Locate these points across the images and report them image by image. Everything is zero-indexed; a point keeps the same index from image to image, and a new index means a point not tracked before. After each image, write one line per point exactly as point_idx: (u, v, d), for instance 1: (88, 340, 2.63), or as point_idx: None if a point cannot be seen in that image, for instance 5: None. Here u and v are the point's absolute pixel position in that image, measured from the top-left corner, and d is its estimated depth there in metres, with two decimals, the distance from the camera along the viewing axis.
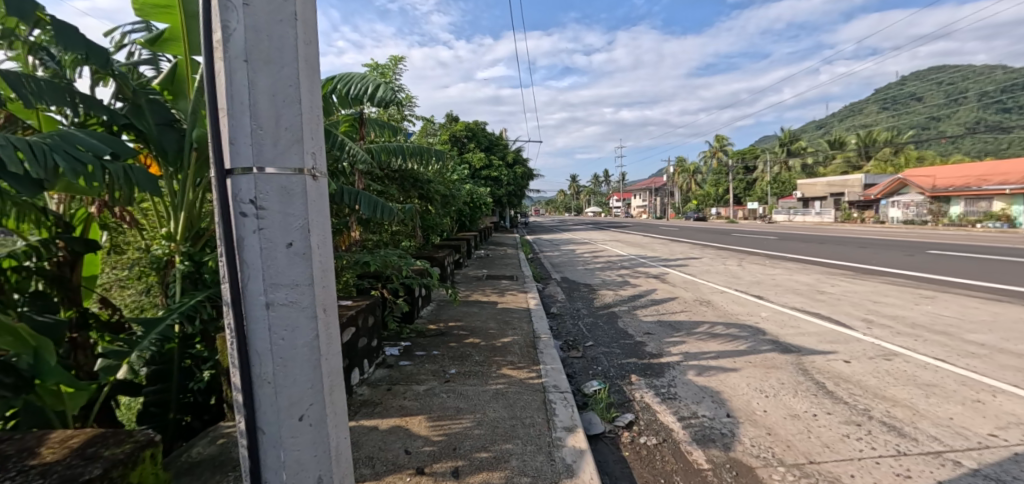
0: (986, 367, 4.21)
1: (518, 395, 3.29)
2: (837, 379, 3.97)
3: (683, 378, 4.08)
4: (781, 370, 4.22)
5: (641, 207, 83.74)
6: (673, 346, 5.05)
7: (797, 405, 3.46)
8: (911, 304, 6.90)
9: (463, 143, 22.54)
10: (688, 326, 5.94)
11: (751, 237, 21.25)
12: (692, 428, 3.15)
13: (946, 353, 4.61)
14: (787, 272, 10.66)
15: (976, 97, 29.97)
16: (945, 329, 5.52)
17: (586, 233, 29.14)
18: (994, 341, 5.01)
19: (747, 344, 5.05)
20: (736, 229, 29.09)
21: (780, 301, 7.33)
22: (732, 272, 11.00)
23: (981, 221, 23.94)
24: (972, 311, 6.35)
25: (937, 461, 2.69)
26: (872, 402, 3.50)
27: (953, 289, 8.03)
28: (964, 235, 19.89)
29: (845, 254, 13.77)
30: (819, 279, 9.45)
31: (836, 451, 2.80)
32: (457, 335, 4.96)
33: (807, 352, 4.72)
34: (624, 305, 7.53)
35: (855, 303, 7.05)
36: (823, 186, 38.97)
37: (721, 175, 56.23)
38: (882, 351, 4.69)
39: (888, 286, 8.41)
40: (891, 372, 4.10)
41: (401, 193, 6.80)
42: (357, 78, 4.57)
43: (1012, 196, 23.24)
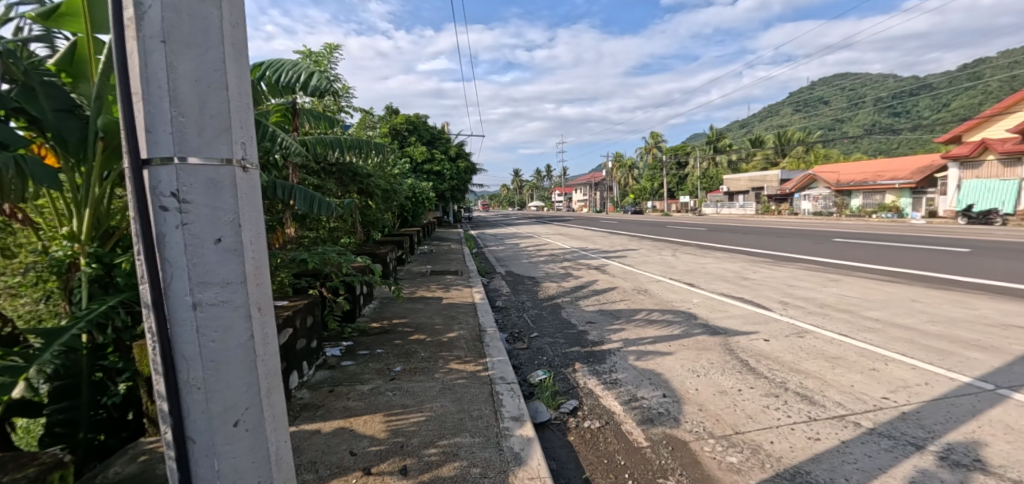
0: (880, 340, 4.76)
1: (466, 389, 3.29)
2: (759, 357, 4.32)
3: (624, 363, 4.27)
4: (711, 351, 4.52)
5: (582, 201, 86.39)
6: (614, 334, 5.26)
7: (725, 382, 3.73)
8: (820, 286, 7.66)
9: (404, 136, 22.03)
10: (627, 314, 6.22)
11: (684, 229, 22.53)
12: (633, 410, 3.31)
13: (848, 329, 5.16)
14: (716, 260, 11.44)
15: (873, 101, 33.52)
16: (848, 308, 6.17)
17: (530, 228, 29.52)
18: (887, 316, 5.68)
19: (681, 328, 5.37)
20: (670, 221, 30.77)
21: (710, 287, 7.86)
22: (667, 261, 11.62)
23: (876, 212, 27.15)
24: (869, 291, 7.16)
25: (841, 423, 3.02)
26: (788, 375, 3.84)
27: (854, 272, 8.98)
28: (864, 224, 22.37)
29: (765, 243, 14.99)
30: (743, 266, 10.23)
31: (759, 421, 3.06)
32: (402, 332, 4.86)
33: (733, 333, 5.10)
34: (567, 296, 7.73)
35: (774, 287, 7.70)
36: (746, 181, 42.03)
37: (655, 170, 59.01)
38: (796, 330, 5.17)
39: (802, 271, 9.28)
40: (803, 348, 4.53)
41: (340, 187, 6.54)
42: (288, 65, 4.33)
43: (900, 190, 26.91)
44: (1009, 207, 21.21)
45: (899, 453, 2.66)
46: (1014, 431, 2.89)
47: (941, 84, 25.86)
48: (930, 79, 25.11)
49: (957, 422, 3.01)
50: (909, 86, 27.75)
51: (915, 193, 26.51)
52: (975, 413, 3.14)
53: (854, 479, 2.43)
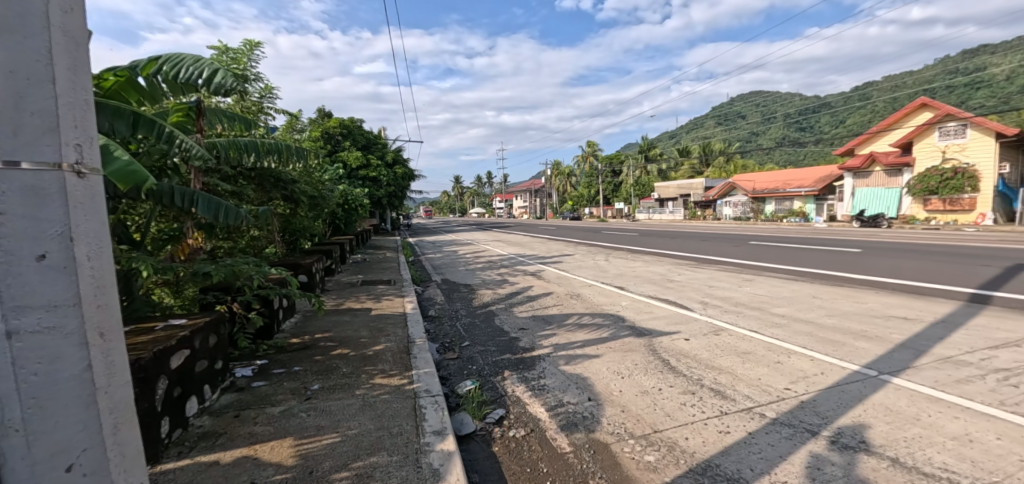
0: (785, 334, 5.18)
1: (387, 404, 3.16)
2: (679, 356, 4.53)
3: (552, 369, 4.31)
4: (635, 352, 4.69)
5: (523, 208, 87.68)
6: (545, 339, 5.31)
7: (647, 382, 3.88)
8: (736, 286, 8.24)
9: (337, 141, 21.18)
10: (559, 319, 6.32)
11: (617, 235, 23.44)
12: (559, 415, 3.33)
13: (759, 325, 5.57)
14: (645, 264, 11.99)
15: (782, 117, 36.90)
16: (759, 305, 6.66)
17: (470, 234, 29.35)
18: (792, 312, 6.20)
19: (610, 331, 5.54)
20: (605, 227, 31.88)
21: (638, 290, 8.20)
22: (600, 266, 11.99)
23: (786, 217, 29.99)
24: (778, 290, 7.80)
25: (748, 415, 3.22)
26: (704, 372, 4.06)
27: (765, 273, 9.75)
28: (776, 228, 24.49)
29: (690, 247, 15.93)
30: (670, 269, 10.79)
31: (675, 418, 3.20)
32: (324, 347, 4.60)
33: (657, 334, 5.33)
34: (502, 303, 7.73)
35: (696, 289, 8.16)
36: (674, 188, 44.45)
37: (592, 177, 61.05)
38: (714, 328, 5.49)
39: (721, 272, 9.94)
40: (719, 345, 4.82)
41: (259, 194, 6.13)
42: (188, 59, 3.98)
43: (805, 198, 29.85)
44: (893, 209, 25.01)
45: (798, 440, 2.87)
46: (891, 413, 3.23)
47: (838, 102, 28.90)
48: (827, 98, 28.09)
49: (846, 407, 3.32)
50: (811, 105, 30.87)
51: (817, 200, 29.40)
52: (861, 398, 3.47)
53: (758, 468, 2.59)
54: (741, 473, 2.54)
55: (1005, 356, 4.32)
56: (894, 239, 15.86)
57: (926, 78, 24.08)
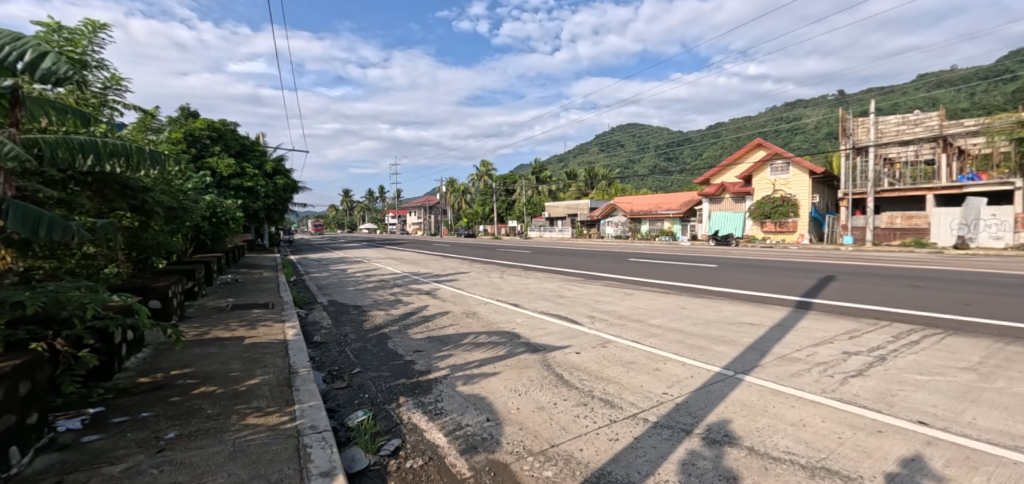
0: (661, 343, 5.70)
1: (263, 448, 2.80)
2: (571, 369, 4.73)
3: (449, 391, 4.22)
4: (531, 368, 4.79)
5: (417, 225, 86.10)
6: (442, 361, 5.18)
7: (542, 397, 3.97)
8: (619, 300, 8.93)
9: (203, 145, 18.74)
10: (455, 339, 6.22)
11: (511, 252, 24.07)
12: (457, 439, 3.25)
13: (639, 336, 6.06)
14: (537, 281, 12.44)
15: (653, 148, 41.41)
16: (639, 317, 7.26)
17: (360, 252, 27.90)
18: (665, 322, 6.87)
19: (505, 349, 5.60)
20: (500, 245, 32.55)
21: (531, 306, 8.45)
22: (495, 283, 12.14)
23: (658, 236, 33.76)
24: (653, 302, 8.61)
25: (634, 421, 3.46)
26: (594, 383, 4.28)
27: (642, 287, 10.70)
28: (651, 246, 27.19)
29: (578, 264, 16.92)
30: (560, 285, 11.32)
31: (571, 431, 3.31)
32: (182, 386, 3.96)
33: (550, 349, 5.51)
34: (395, 324, 7.39)
35: (584, 303, 8.65)
36: (563, 208, 47.15)
37: (487, 196, 62.15)
38: (601, 340, 5.84)
39: (605, 287, 10.70)
40: (606, 357, 5.13)
41: (99, 203, 5.14)
42: (2, 35, 3.23)
43: (673, 219, 33.78)
44: (739, 231, 29.41)
45: (675, 440, 3.14)
46: (747, 407, 3.71)
47: (697, 137, 33.26)
48: (690, 134, 32.17)
49: (713, 406, 3.74)
50: (676, 139, 35.13)
51: (682, 221, 33.35)
52: (723, 396, 3.94)
53: (644, 470, 2.77)
54: (629, 477, 2.70)
55: (824, 352, 5.25)
56: (742, 257, 18.55)
57: (762, 123, 28.85)
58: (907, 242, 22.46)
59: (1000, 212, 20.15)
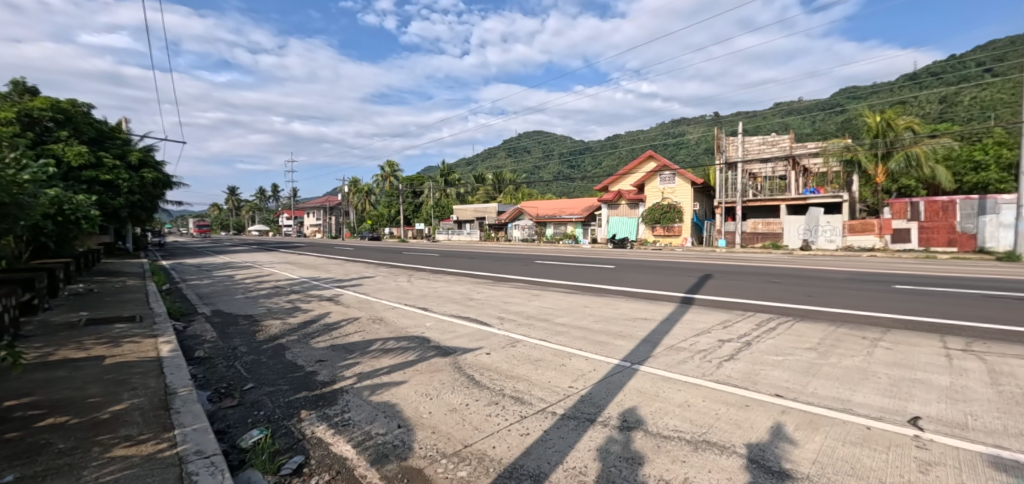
0: (566, 340, 6.02)
1: (138, 481, 2.47)
2: (482, 370, 4.80)
3: (357, 400, 4.05)
4: (442, 371, 4.78)
5: (315, 227, 80.68)
6: (347, 370, 4.95)
7: (454, 399, 3.99)
8: (526, 300, 9.21)
9: (45, 128, 15.74)
10: (361, 346, 5.98)
11: (418, 255, 23.59)
12: (367, 449, 3.15)
13: (546, 334, 6.32)
14: (447, 284, 12.36)
15: (558, 155, 43.29)
16: (545, 317, 7.57)
17: (248, 255, 25.39)
18: (570, 320, 7.25)
19: (415, 353, 5.51)
20: (407, 247, 31.77)
21: (440, 310, 8.38)
22: (402, 287, 11.83)
23: (562, 239, 35.57)
24: (558, 301, 9.02)
25: (543, 415, 3.62)
26: (505, 382, 4.39)
27: (548, 288, 11.15)
28: (555, 249, 28.40)
29: (486, 266, 17.13)
30: (469, 288, 11.37)
31: (483, 430, 3.37)
32: (24, 419, 3.33)
33: (461, 351, 5.53)
34: (293, 334, 6.88)
35: (494, 305, 8.79)
36: (472, 211, 47.36)
37: (393, 197, 60.22)
38: (510, 340, 5.99)
39: (513, 289, 10.97)
40: (516, 355, 5.28)
41: None
42: None
43: (575, 223, 35.72)
44: (633, 234, 31.83)
45: (581, 429, 3.35)
46: (642, 394, 4.08)
47: (597, 146, 35.43)
48: (591, 143, 34.17)
49: (613, 395, 4.05)
50: (579, 147, 37.10)
51: (584, 225, 35.37)
52: (621, 386, 4.28)
53: (554, 460, 2.93)
54: (540, 468, 2.83)
55: (703, 340, 5.93)
56: (637, 258, 20.14)
57: (653, 137, 31.61)
58: (767, 245, 26.05)
59: (833, 220, 24.38)
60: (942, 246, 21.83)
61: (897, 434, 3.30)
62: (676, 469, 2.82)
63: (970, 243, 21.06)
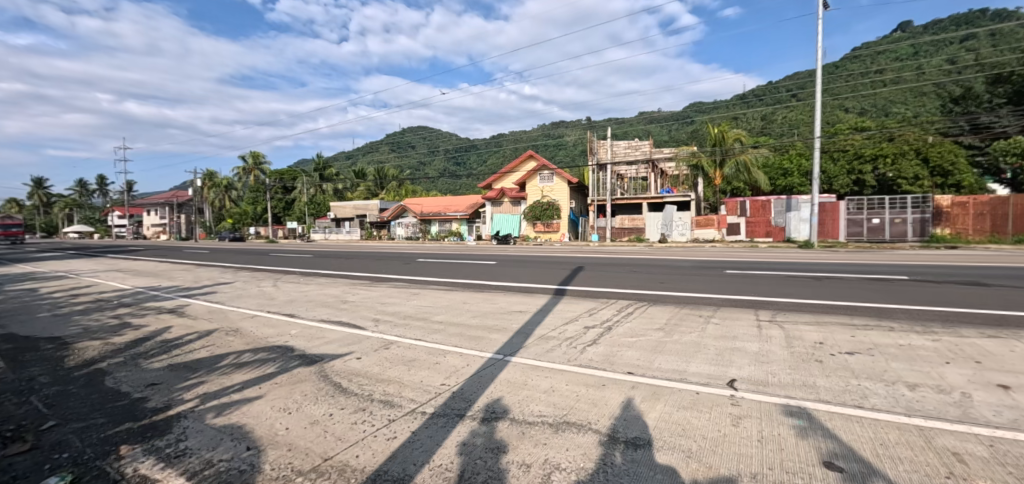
0: (442, 337, 5.99)
1: None
2: (350, 376, 4.54)
3: (197, 426, 3.54)
4: (304, 382, 4.41)
5: (159, 227, 69.19)
6: (188, 392, 4.31)
7: (316, 410, 3.71)
8: (405, 300, 8.97)
9: None
10: (209, 362, 5.25)
11: (289, 257, 21.52)
12: (205, 481, 2.76)
13: (422, 333, 6.23)
14: (319, 286, 11.47)
15: (443, 152, 42.84)
16: (423, 315, 7.45)
17: (61, 263, 20.74)
18: (447, 317, 7.23)
19: (276, 365, 5.01)
20: (276, 249, 28.80)
21: (309, 315, 7.75)
22: (265, 293, 10.68)
23: (447, 236, 35.42)
24: (437, 299, 8.94)
25: (413, 416, 3.56)
26: (375, 386, 4.21)
27: (429, 286, 10.99)
28: (441, 247, 28.11)
29: (365, 267, 16.30)
30: (344, 290, 10.70)
31: (346, 439, 3.19)
32: None
33: (328, 358, 5.16)
34: (118, 356, 5.78)
35: (369, 307, 8.38)
36: (351, 208, 44.61)
37: (258, 192, 54.15)
38: (384, 342, 5.78)
39: (392, 289, 10.61)
40: (388, 358, 5.10)
41: None
42: None
43: (460, 221, 35.82)
44: (516, 231, 32.97)
45: (449, 426, 3.36)
46: (512, 384, 4.22)
47: (481, 144, 35.83)
48: (474, 141, 34.42)
49: (483, 388, 4.14)
50: (463, 144, 37.16)
51: (469, 222, 35.63)
52: (492, 378, 4.41)
53: (420, 461, 2.89)
54: (405, 471, 2.77)
55: (570, 328, 6.37)
56: (520, 254, 20.85)
57: (533, 137, 32.93)
58: (632, 239, 28.90)
59: (683, 216, 27.93)
60: (762, 237, 26.35)
61: (719, 396, 3.90)
62: (538, 452, 2.98)
63: (781, 234, 25.72)
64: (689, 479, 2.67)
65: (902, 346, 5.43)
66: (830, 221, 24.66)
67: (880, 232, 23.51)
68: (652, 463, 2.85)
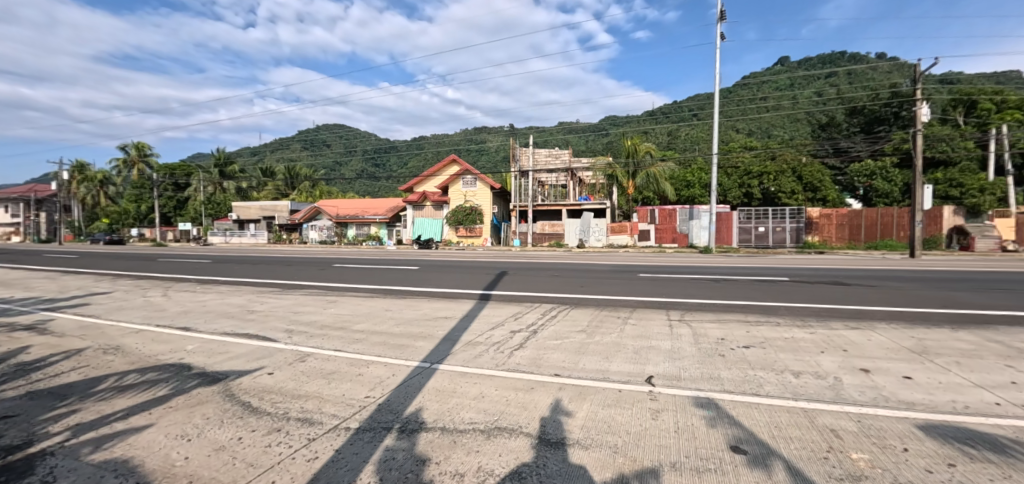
0: (365, 347, 5.69)
1: None
2: (261, 394, 4.13)
3: (69, 464, 2.99)
4: (207, 404, 3.93)
5: (10, 227, 58.45)
6: (55, 424, 3.63)
7: (222, 434, 3.32)
8: (321, 309, 8.40)
9: None
10: (83, 387, 4.48)
11: (182, 262, 19.25)
12: None
13: (342, 344, 5.86)
14: (219, 295, 10.37)
15: (361, 153, 41.06)
16: (341, 325, 7.02)
17: None
18: (369, 326, 6.88)
19: (170, 386, 4.41)
20: (166, 252, 25.62)
21: (208, 328, 6.95)
22: (153, 304, 9.40)
23: (365, 241, 33.93)
24: (357, 307, 8.50)
25: (335, 432, 3.32)
26: (291, 404, 3.87)
27: (348, 293, 10.42)
28: (358, 251, 26.81)
29: (274, 272, 15.03)
30: (250, 299, 9.77)
31: (260, 465, 2.89)
32: None
33: (234, 376, 4.65)
34: None
35: (280, 317, 7.71)
36: (256, 209, 41.13)
37: (142, 189, 47.91)
38: (299, 355, 5.35)
39: (306, 296, 9.89)
40: (305, 372, 4.72)
41: None
42: None
43: (380, 224, 34.49)
44: (438, 235, 32.46)
45: (376, 440, 3.18)
46: (440, 393, 4.10)
47: (403, 147, 34.91)
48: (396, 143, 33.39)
49: (411, 397, 3.99)
50: (384, 146, 35.91)
51: (389, 226, 34.41)
52: (420, 387, 4.26)
53: (345, 480, 2.69)
54: None
55: (497, 333, 6.38)
56: (443, 259, 20.54)
57: (457, 141, 32.69)
58: (552, 244, 29.76)
59: (600, 223, 29.31)
60: (669, 242, 28.47)
61: (639, 392, 4.10)
62: (470, 460, 2.91)
63: (685, 240, 28.05)
64: (616, 473, 2.76)
65: (787, 338, 6.12)
66: (725, 228, 27.31)
67: (765, 239, 26.45)
68: (580, 461, 2.91)
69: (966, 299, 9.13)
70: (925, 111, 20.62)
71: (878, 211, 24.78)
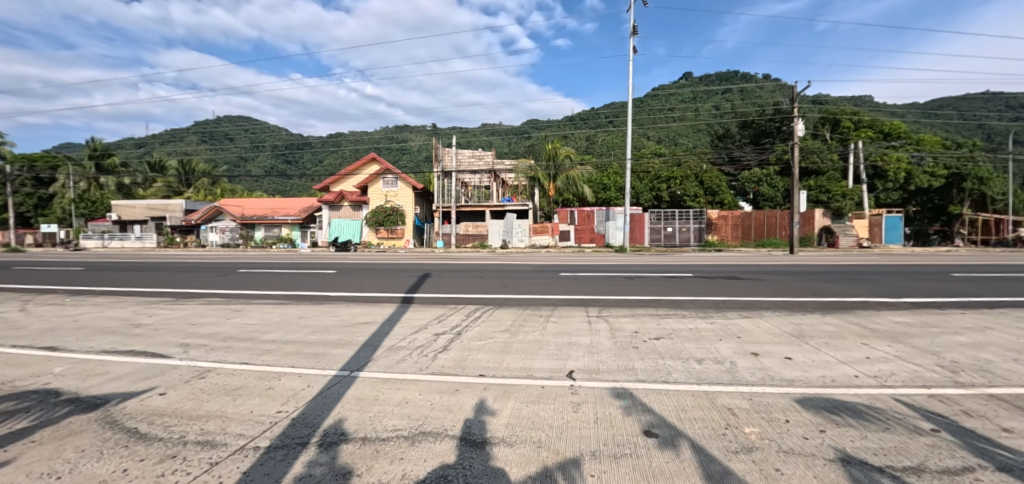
0: (276, 358, 5.29)
1: None
2: (151, 418, 3.68)
3: None
4: (81, 434, 3.41)
5: None
6: None
7: (102, 467, 2.91)
8: (223, 319, 7.65)
9: None
10: None
11: (48, 270, 16.55)
12: None
13: (249, 356, 5.40)
14: (95, 308, 9.04)
15: (269, 148, 38.11)
16: (248, 335, 6.46)
17: None
18: (280, 336, 6.40)
19: (32, 417, 3.77)
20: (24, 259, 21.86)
21: (82, 346, 6.04)
22: (6, 322, 7.94)
23: (275, 243, 31.48)
24: (266, 316, 7.85)
25: (243, 453, 3.06)
26: (188, 426, 3.49)
27: (255, 300, 9.60)
28: (266, 255, 24.81)
29: (165, 280, 13.41)
30: (135, 311, 8.63)
31: None
32: None
33: (118, 399, 4.09)
34: None
35: (174, 330, 6.90)
36: (142, 209, 36.54)
37: None
38: (198, 371, 4.83)
39: (205, 306, 8.95)
40: (205, 389, 4.28)
41: None
42: None
43: (292, 226, 32.23)
44: (357, 237, 31.04)
45: (291, 456, 2.98)
46: (361, 401, 3.94)
47: (317, 143, 32.94)
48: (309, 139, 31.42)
49: (328, 408, 3.78)
50: (296, 142, 33.62)
51: (302, 228, 32.26)
52: (339, 396, 4.05)
53: None
54: None
55: (420, 336, 6.24)
56: (363, 261, 19.71)
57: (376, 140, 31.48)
58: (475, 245, 29.76)
59: (522, 224, 29.81)
60: (587, 242, 29.79)
61: (560, 387, 4.24)
62: (394, 468, 2.82)
63: (602, 240, 29.54)
64: (540, 467, 2.83)
65: (692, 329, 6.66)
66: (637, 228, 29.10)
67: (672, 238, 28.65)
68: (505, 457, 2.96)
69: (834, 289, 10.57)
70: (800, 127, 23.46)
71: (764, 213, 28.00)
